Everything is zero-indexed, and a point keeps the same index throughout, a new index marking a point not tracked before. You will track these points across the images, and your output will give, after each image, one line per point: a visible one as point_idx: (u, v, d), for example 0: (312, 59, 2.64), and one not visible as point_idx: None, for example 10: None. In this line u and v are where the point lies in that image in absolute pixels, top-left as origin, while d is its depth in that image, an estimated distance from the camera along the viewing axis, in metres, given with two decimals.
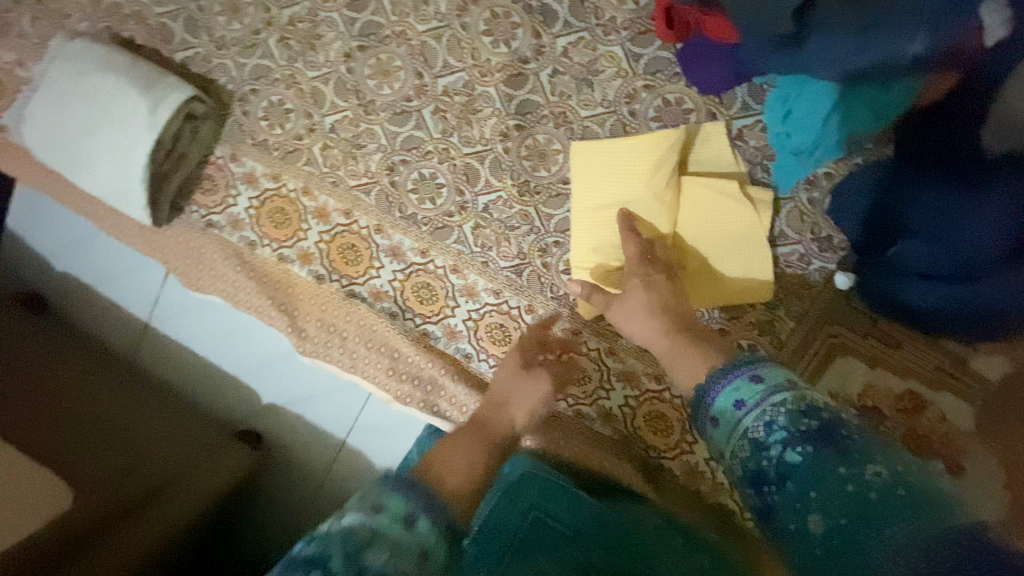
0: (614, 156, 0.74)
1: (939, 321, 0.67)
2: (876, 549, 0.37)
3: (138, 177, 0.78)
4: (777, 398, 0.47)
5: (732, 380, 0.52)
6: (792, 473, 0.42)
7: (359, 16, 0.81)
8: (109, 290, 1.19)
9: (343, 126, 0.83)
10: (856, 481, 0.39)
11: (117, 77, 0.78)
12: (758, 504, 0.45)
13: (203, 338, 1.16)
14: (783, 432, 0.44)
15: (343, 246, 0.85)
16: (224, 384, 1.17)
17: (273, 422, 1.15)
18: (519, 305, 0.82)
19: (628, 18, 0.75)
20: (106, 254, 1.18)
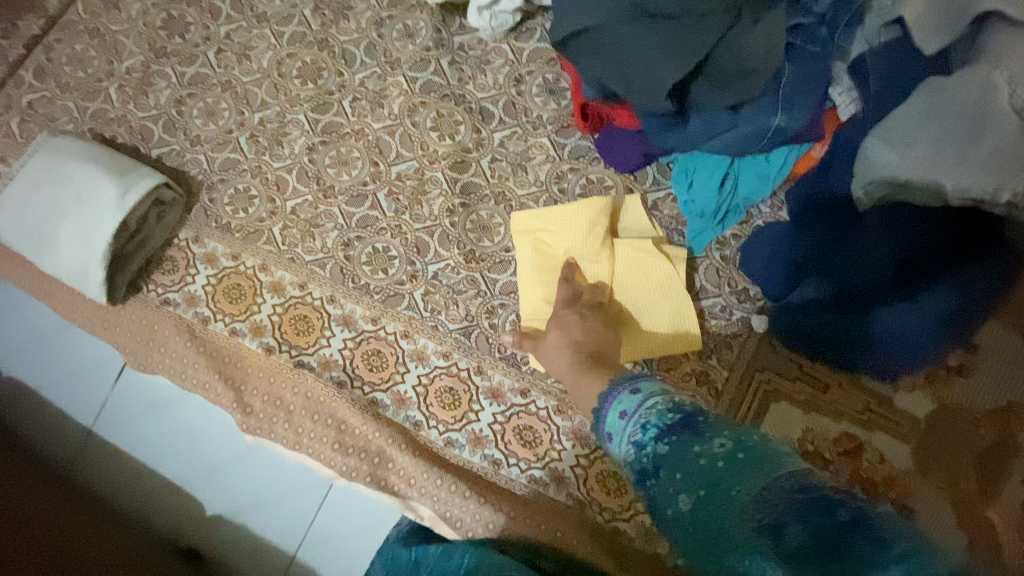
0: (553, 224, 0.83)
1: (850, 353, 0.73)
2: (730, 511, 0.42)
3: (99, 254, 0.82)
4: (651, 402, 0.56)
5: (616, 399, 0.60)
6: (663, 459, 0.50)
7: (322, 117, 0.92)
8: (55, 390, 1.15)
9: (304, 208, 0.91)
10: (707, 454, 0.47)
11: (92, 167, 0.85)
12: (645, 494, 0.52)
13: (151, 444, 1.11)
14: (654, 429, 0.53)
15: (296, 318, 0.88)
16: (166, 487, 1.09)
17: (217, 537, 1.06)
18: (468, 366, 0.84)
19: (552, 115, 0.88)
20: (58, 346, 1.16)
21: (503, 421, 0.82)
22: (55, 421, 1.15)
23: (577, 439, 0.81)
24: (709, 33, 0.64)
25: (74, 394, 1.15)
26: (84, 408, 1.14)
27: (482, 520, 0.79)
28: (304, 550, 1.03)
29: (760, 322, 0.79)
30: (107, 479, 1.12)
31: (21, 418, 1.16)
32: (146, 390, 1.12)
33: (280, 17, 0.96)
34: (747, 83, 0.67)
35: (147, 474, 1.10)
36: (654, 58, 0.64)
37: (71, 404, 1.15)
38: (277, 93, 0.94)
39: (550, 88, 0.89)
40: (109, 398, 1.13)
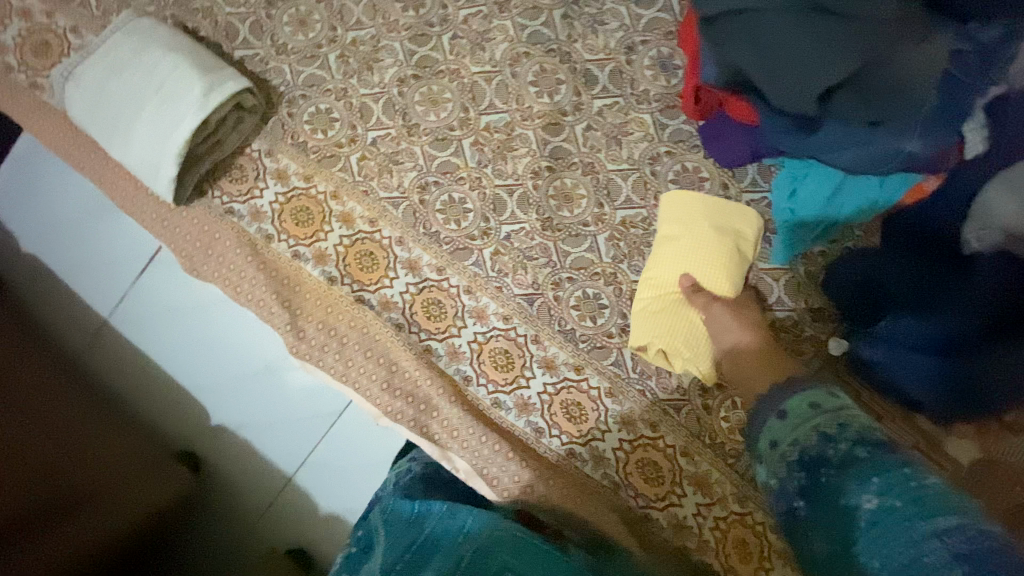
0: (691, 208, 0.81)
1: (922, 391, 0.72)
2: (916, 527, 0.47)
3: (174, 151, 0.79)
4: (847, 410, 0.59)
5: (804, 390, 0.62)
6: (853, 462, 0.53)
7: (419, 50, 0.88)
8: (86, 275, 1.14)
9: (385, 142, 0.87)
10: (914, 480, 0.50)
11: (176, 57, 0.79)
12: (806, 480, 0.56)
13: (170, 344, 1.11)
14: (854, 434, 0.56)
15: (361, 253, 0.86)
16: (180, 395, 1.11)
17: (222, 445, 1.09)
18: (526, 333, 0.84)
19: (660, 92, 0.84)
20: (92, 227, 1.14)
21: (553, 393, 0.82)
22: (79, 308, 1.15)
23: (624, 423, 0.81)
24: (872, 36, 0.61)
25: (101, 280, 1.13)
26: (107, 300, 1.13)
27: (516, 483, 0.80)
28: (319, 453, 1.05)
29: (837, 346, 0.78)
30: (126, 368, 1.14)
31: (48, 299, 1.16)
32: (167, 291, 1.11)
33: None
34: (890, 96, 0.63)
35: (165, 381, 1.12)
36: (809, 40, 0.61)
37: (97, 290, 1.14)
38: (374, 15, 0.89)
39: (662, 64, 0.84)
40: (132, 298, 1.13)
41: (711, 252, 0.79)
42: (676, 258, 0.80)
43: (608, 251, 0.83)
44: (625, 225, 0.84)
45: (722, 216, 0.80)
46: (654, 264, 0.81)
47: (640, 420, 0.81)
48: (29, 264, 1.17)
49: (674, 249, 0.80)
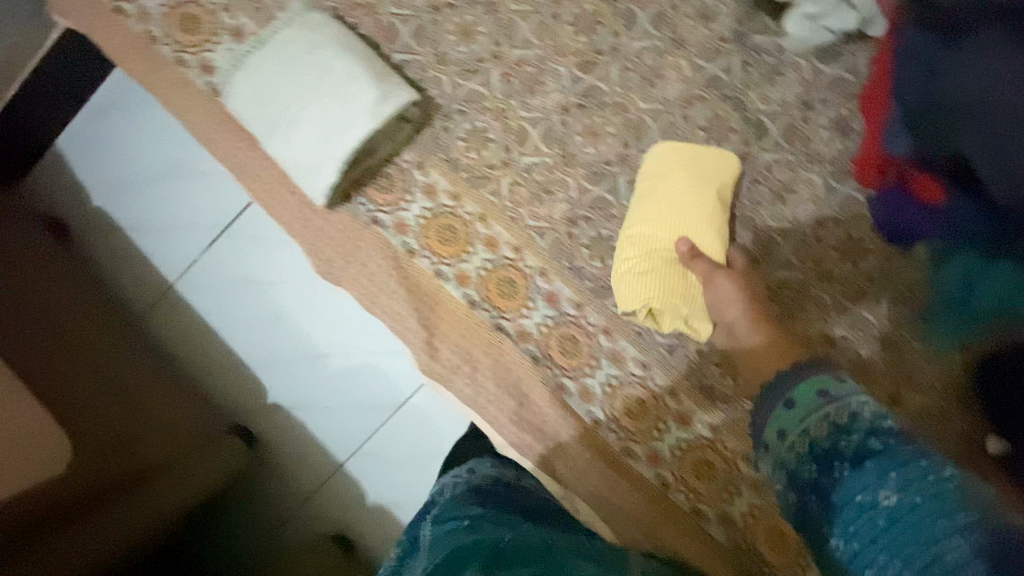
0: (666, 166, 0.81)
1: None
2: (931, 528, 0.40)
3: (338, 157, 0.76)
4: (861, 397, 0.50)
5: (807, 377, 0.54)
6: (873, 455, 0.45)
7: (585, 78, 0.85)
8: (193, 235, 1.28)
9: (539, 169, 0.85)
10: (936, 479, 0.42)
11: (351, 59, 0.76)
12: (817, 475, 0.48)
13: (254, 321, 1.28)
14: (869, 423, 0.47)
15: (502, 280, 0.84)
16: (284, 369, 1.28)
17: (281, 418, 1.30)
18: (665, 385, 0.81)
19: (833, 155, 0.82)
20: (208, 190, 1.25)
21: (685, 449, 0.80)
22: (206, 279, 1.29)
23: (756, 489, 0.79)
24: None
25: (223, 248, 1.26)
26: (229, 273, 1.27)
27: (641, 532, 0.81)
28: (397, 416, 1.22)
29: (994, 445, 0.73)
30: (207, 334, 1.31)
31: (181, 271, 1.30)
32: (270, 268, 1.24)
33: None
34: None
35: (270, 353, 1.28)
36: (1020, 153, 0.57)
37: (220, 258, 1.27)
38: (543, 35, 0.86)
39: (839, 127, 0.82)
40: (246, 272, 1.26)
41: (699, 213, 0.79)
42: (677, 207, 0.79)
43: None
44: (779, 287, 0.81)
45: (708, 174, 0.80)
46: (635, 208, 0.81)
47: (774, 488, 0.78)
48: (163, 237, 1.30)
49: (665, 197, 0.79)
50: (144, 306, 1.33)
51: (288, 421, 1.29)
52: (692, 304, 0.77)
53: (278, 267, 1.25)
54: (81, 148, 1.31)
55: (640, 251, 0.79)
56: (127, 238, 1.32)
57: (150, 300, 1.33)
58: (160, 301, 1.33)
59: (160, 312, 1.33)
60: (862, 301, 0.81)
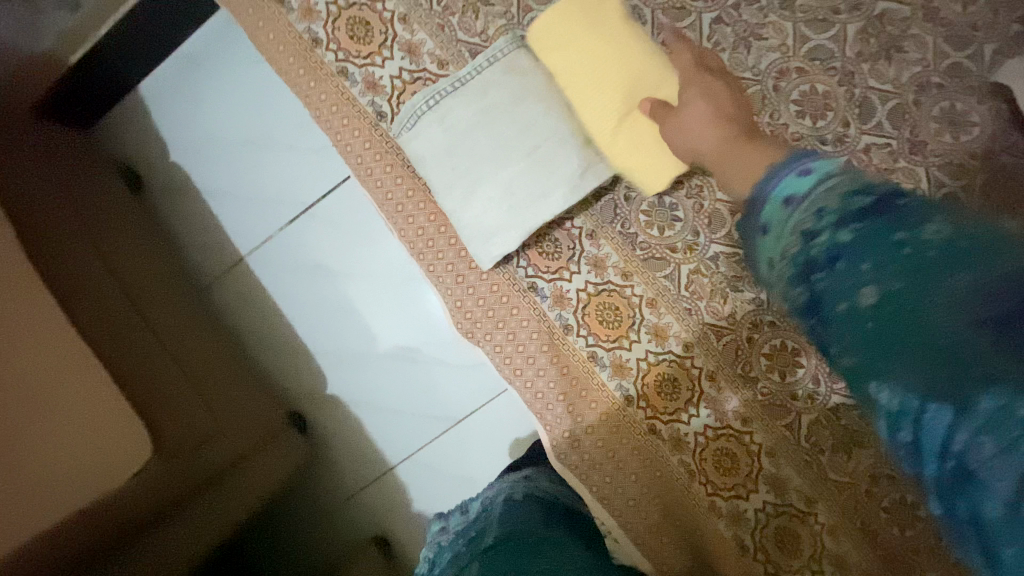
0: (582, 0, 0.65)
1: None
2: (931, 314, 0.32)
3: (523, 228, 0.68)
4: (828, 182, 0.40)
5: (779, 182, 0.44)
6: (844, 252, 0.37)
7: None
8: (267, 208, 1.09)
9: (728, 261, 0.75)
10: (915, 245, 0.34)
11: (557, 120, 0.67)
12: (801, 300, 0.39)
13: (311, 304, 1.11)
14: (834, 214, 0.38)
15: (664, 378, 0.76)
16: (341, 361, 1.12)
17: (326, 411, 1.14)
18: (824, 522, 0.74)
19: None
20: (303, 161, 1.05)
21: None
22: (283, 260, 1.11)
23: None
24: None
25: (308, 227, 1.08)
26: (308, 255, 1.09)
27: None
28: (453, 431, 1.08)
29: None
30: (252, 308, 1.15)
31: (256, 246, 1.11)
32: (343, 251, 1.07)
33: (811, 14, 0.73)
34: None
35: (325, 342, 1.12)
36: None
37: (304, 239, 1.08)
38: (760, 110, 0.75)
39: None
40: (327, 257, 1.08)
41: (652, 69, 0.64)
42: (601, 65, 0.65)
43: None
44: None
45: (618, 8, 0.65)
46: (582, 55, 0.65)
47: None
48: (242, 207, 1.11)
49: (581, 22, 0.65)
50: (210, 279, 1.16)
51: (340, 417, 1.13)
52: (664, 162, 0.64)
53: (353, 248, 1.08)
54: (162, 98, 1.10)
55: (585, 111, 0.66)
56: (199, 200, 1.13)
57: (217, 272, 1.15)
58: (228, 274, 1.14)
59: (227, 286, 1.15)
60: None
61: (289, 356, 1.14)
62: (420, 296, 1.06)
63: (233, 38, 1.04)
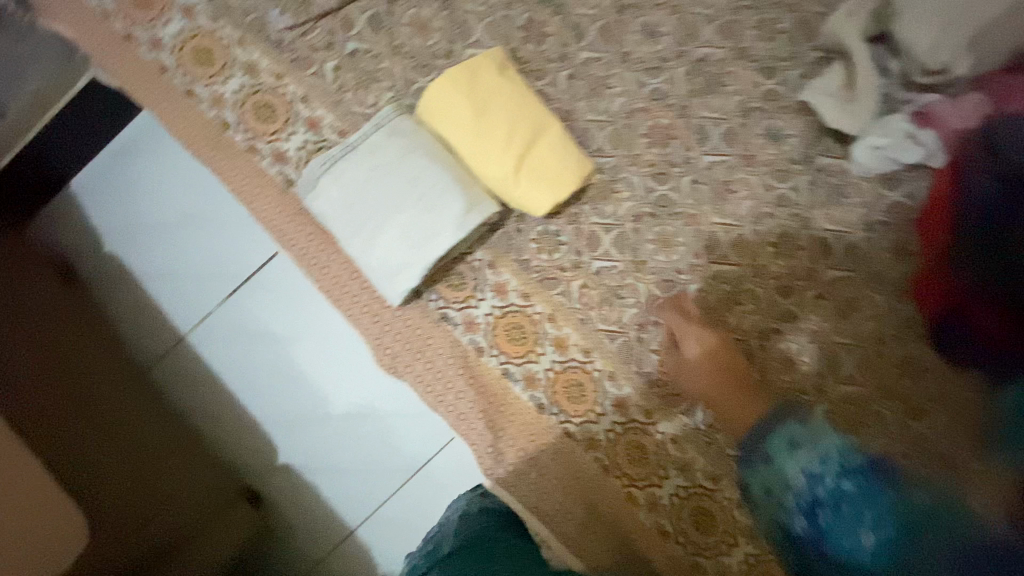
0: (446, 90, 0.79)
1: None
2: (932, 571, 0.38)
3: (422, 263, 0.76)
4: (814, 429, 0.51)
5: (785, 422, 0.54)
6: (842, 501, 0.45)
7: (658, 188, 0.88)
8: (204, 284, 1.14)
9: (610, 274, 0.87)
10: (897, 505, 0.42)
11: (441, 169, 0.77)
12: (809, 533, 0.47)
13: (258, 372, 1.14)
14: (829, 463, 0.47)
15: (571, 383, 0.85)
16: (290, 426, 1.14)
17: (279, 478, 1.15)
18: (732, 496, 0.81)
19: (894, 277, 0.84)
20: (232, 234, 1.12)
21: (752, 566, 0.80)
22: (223, 331, 1.14)
23: None
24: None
25: (245, 296, 1.13)
26: (247, 323, 1.14)
27: None
28: (415, 480, 1.10)
29: None
30: (198, 384, 1.16)
31: (195, 322, 1.15)
32: (286, 316, 1.12)
33: (647, 64, 0.89)
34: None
35: (271, 407, 1.14)
36: None
37: (243, 308, 1.13)
38: (618, 145, 0.88)
39: (901, 250, 0.85)
40: (268, 322, 1.13)
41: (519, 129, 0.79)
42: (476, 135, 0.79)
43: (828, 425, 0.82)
44: (845, 399, 0.83)
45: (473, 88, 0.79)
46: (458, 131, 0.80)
47: None
48: (177, 285, 1.15)
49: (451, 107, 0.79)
50: (150, 359, 1.17)
51: (293, 484, 1.14)
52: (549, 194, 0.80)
53: (291, 311, 1.14)
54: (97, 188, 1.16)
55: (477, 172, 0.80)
56: (133, 283, 1.16)
57: (158, 352, 1.17)
58: (170, 352, 1.16)
59: (169, 365, 1.16)
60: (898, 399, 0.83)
61: (236, 425, 1.15)
62: (370, 355, 1.12)
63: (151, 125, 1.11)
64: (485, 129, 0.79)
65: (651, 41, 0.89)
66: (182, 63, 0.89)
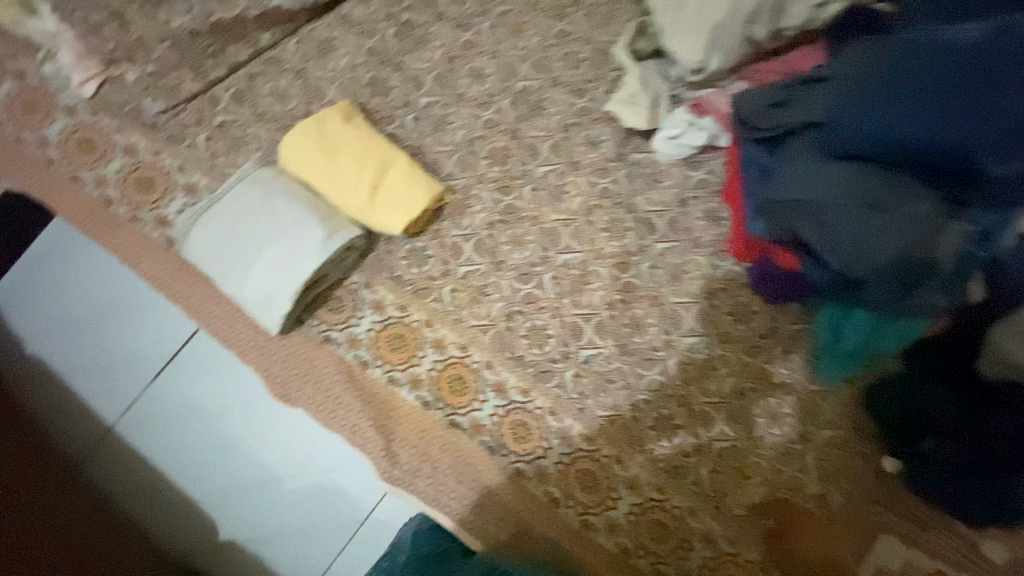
0: (299, 142, 0.91)
1: (955, 505, 0.84)
2: None
3: (291, 288, 0.85)
4: None
5: None
6: None
7: (504, 199, 1.01)
8: (134, 367, 1.31)
9: (474, 276, 0.98)
10: None
11: (300, 205, 0.88)
12: None
13: (201, 449, 1.26)
14: None
15: (452, 377, 0.93)
16: (236, 497, 1.23)
17: (227, 555, 1.21)
18: (610, 453, 0.90)
19: (712, 238, 0.99)
20: (156, 326, 1.33)
21: (638, 513, 0.88)
22: (150, 413, 1.29)
23: (707, 542, 0.87)
24: (977, 81, 0.71)
25: (168, 377, 1.30)
26: (175, 403, 1.29)
27: None
28: (360, 532, 1.20)
29: (891, 463, 0.89)
30: (143, 474, 1.26)
31: (122, 409, 1.29)
32: (213, 391, 1.28)
33: (478, 100, 1.05)
34: (950, 159, 0.73)
35: (217, 481, 1.24)
36: (866, 227, 0.73)
37: (168, 389, 1.30)
38: (465, 167, 1.02)
39: (712, 216, 1.00)
40: (196, 399, 1.28)
41: (367, 160, 0.92)
42: (331, 173, 0.91)
43: (679, 374, 0.94)
44: (691, 350, 0.95)
45: (320, 136, 0.92)
46: (315, 172, 0.91)
47: (721, 537, 0.87)
48: (106, 379, 1.31)
49: (306, 156, 0.91)
50: (83, 453, 1.27)
51: (242, 555, 1.21)
52: (403, 210, 0.91)
53: (226, 385, 1.29)
54: (34, 302, 1.36)
55: (339, 206, 0.92)
56: (66, 384, 1.32)
57: (91, 444, 1.28)
58: (103, 444, 1.28)
59: (102, 457, 1.27)
60: (739, 337, 0.94)
61: (165, 503, 1.24)
62: (298, 418, 1.25)
63: (92, 249, 1.40)
64: (337, 167, 0.91)
65: (479, 82, 1.06)
66: (69, 155, 0.99)
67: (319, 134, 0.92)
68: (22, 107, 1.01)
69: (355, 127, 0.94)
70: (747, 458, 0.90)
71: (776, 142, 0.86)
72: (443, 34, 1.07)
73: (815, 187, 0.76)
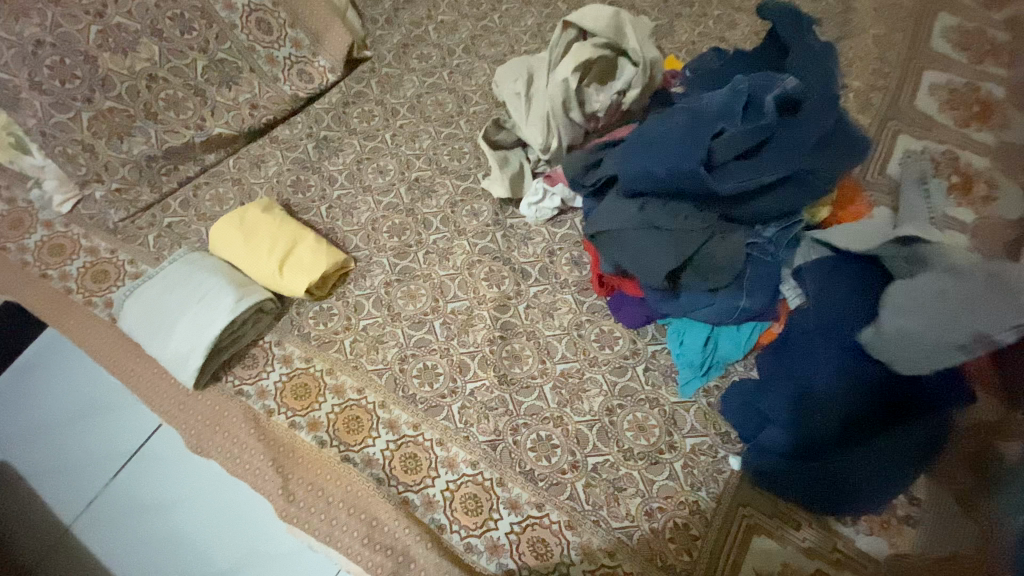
0: (224, 230, 1.13)
1: (798, 492, 0.89)
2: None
3: (203, 345, 1.00)
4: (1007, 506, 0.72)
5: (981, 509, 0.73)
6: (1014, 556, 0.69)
7: (401, 262, 1.19)
8: (92, 463, 1.28)
9: (372, 327, 1.12)
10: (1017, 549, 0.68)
11: (219, 278, 1.07)
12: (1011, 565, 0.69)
13: (149, 546, 1.19)
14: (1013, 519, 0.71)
15: (349, 418, 1.03)
16: None
17: None
18: (492, 477, 0.97)
19: (577, 279, 1.15)
20: (119, 422, 1.32)
21: (519, 532, 0.93)
22: (103, 517, 1.23)
23: (584, 554, 0.91)
24: (703, 129, 0.91)
25: (128, 475, 1.26)
26: (133, 498, 1.24)
27: None
28: None
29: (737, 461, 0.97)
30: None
31: (81, 508, 1.24)
32: (174, 482, 1.24)
33: (381, 187, 1.28)
34: (701, 188, 0.91)
35: None
36: (655, 246, 0.92)
37: (127, 487, 1.25)
38: (368, 241, 1.21)
39: (575, 262, 1.17)
40: (152, 493, 1.24)
41: (279, 238, 1.12)
42: (248, 252, 1.11)
43: (554, 398, 1.04)
44: (564, 375, 1.05)
45: (242, 224, 1.13)
46: (236, 253, 1.12)
47: (598, 549, 0.91)
48: (59, 482, 1.27)
49: (230, 240, 1.12)
50: (32, 561, 1.19)
51: None
52: (305, 275, 1.08)
53: (184, 475, 1.25)
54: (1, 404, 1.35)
55: (256, 279, 1.11)
56: (20, 486, 1.27)
57: (42, 551, 1.21)
58: (54, 549, 1.21)
59: (52, 563, 1.19)
60: (605, 360, 1.06)
61: None
62: (249, 506, 1.21)
63: (60, 346, 1.42)
64: (253, 247, 1.11)
65: (382, 174, 1.30)
66: (40, 257, 1.19)
67: (242, 221, 1.14)
68: (9, 223, 1.23)
69: (272, 214, 1.16)
70: (620, 470, 0.97)
71: (600, 194, 1.05)
72: (353, 144, 1.34)
73: (614, 222, 0.95)
